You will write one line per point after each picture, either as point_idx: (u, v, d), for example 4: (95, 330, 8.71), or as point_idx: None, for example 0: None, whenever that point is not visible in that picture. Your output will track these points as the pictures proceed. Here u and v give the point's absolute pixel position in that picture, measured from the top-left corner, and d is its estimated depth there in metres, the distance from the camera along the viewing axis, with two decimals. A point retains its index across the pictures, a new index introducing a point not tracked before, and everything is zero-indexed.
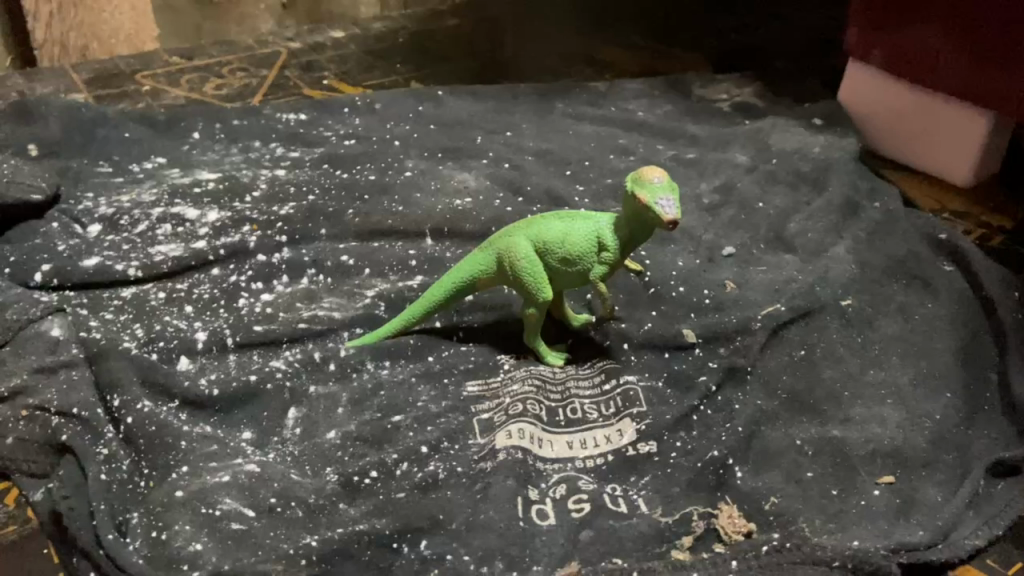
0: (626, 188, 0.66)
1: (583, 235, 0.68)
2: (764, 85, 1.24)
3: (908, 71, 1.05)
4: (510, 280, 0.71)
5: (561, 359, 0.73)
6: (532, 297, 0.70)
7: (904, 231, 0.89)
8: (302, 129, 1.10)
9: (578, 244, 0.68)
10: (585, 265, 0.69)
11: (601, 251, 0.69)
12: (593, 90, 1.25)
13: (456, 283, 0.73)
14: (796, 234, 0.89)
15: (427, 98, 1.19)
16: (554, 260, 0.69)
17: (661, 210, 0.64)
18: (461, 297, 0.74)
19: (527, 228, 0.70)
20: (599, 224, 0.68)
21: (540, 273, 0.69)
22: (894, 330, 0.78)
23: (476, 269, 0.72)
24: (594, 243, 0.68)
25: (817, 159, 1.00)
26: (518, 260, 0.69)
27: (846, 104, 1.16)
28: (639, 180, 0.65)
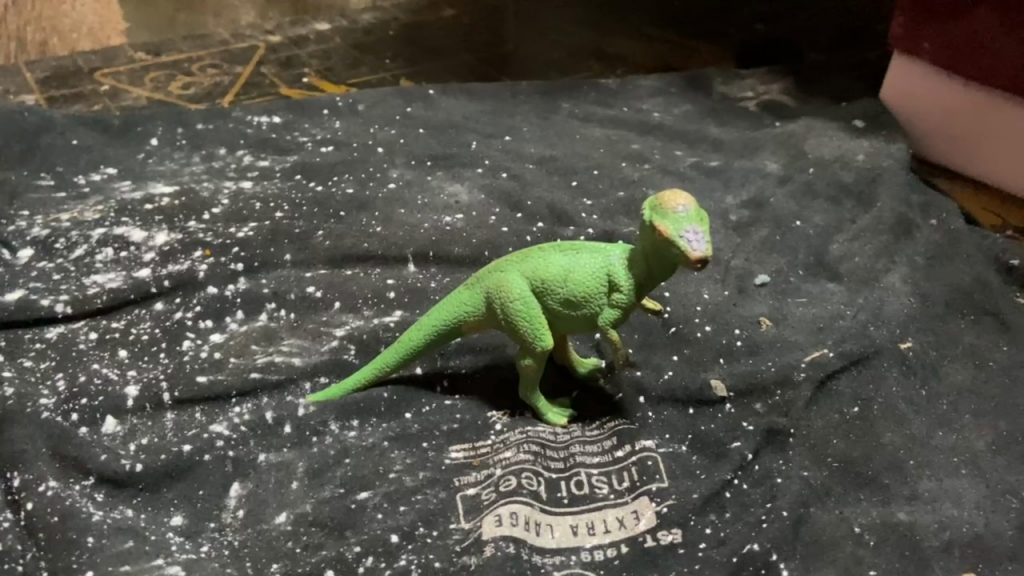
0: (643, 218, 0.54)
1: (591, 272, 0.55)
2: (794, 82, 1.11)
3: (965, 68, 0.92)
4: (502, 325, 0.58)
5: (564, 416, 0.61)
6: (528, 345, 0.57)
7: (968, 254, 0.76)
8: (275, 134, 0.98)
9: (584, 283, 0.55)
10: (592, 308, 0.56)
11: (612, 292, 0.56)
12: (604, 87, 1.12)
13: (438, 326, 0.60)
14: (840, 260, 0.76)
15: (417, 98, 1.07)
16: (555, 301, 0.56)
17: (688, 244, 0.51)
18: (443, 342, 0.62)
19: (522, 262, 0.57)
20: (610, 259, 0.56)
21: (538, 318, 0.56)
22: (964, 379, 0.65)
23: (462, 310, 0.59)
24: (604, 282, 0.56)
25: (861, 168, 0.87)
26: (511, 302, 0.56)
27: (889, 102, 1.02)
28: (658, 207, 0.53)
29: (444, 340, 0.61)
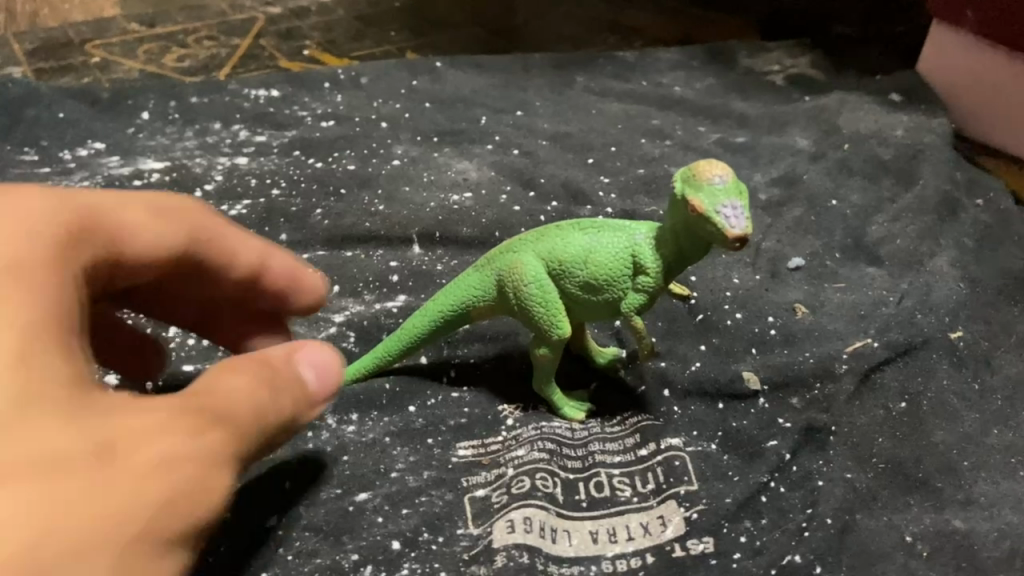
0: (674, 190, 0.48)
1: (613, 254, 0.50)
2: (821, 55, 1.06)
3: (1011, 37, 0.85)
4: (515, 311, 0.53)
5: (581, 411, 0.56)
6: (543, 334, 0.52)
7: (1019, 237, 0.70)
8: (272, 108, 0.92)
9: (605, 267, 0.50)
10: (614, 292, 0.51)
11: (637, 275, 0.50)
12: (621, 60, 1.06)
13: (444, 312, 0.55)
14: (879, 242, 0.70)
15: (423, 71, 1.01)
16: (574, 286, 0.51)
17: (724, 221, 0.46)
18: (450, 330, 0.57)
19: (537, 242, 0.52)
20: (635, 238, 0.50)
21: (555, 304, 0.51)
22: (1020, 372, 0.59)
23: (471, 295, 0.54)
24: (628, 264, 0.50)
25: (901, 144, 0.81)
26: (525, 286, 0.51)
27: (927, 76, 0.96)
28: (692, 178, 0.47)
29: (449, 330, 0.56)
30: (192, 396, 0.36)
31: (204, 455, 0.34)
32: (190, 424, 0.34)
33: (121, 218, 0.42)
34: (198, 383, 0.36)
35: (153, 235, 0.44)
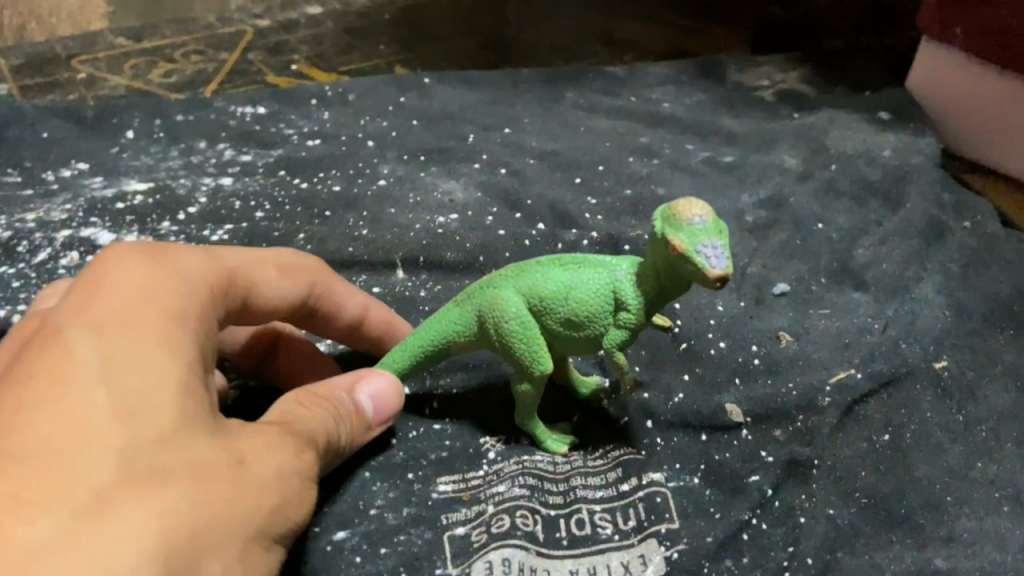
0: (654, 231, 0.48)
1: (595, 291, 0.50)
2: (810, 70, 1.06)
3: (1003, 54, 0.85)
4: (496, 346, 0.52)
5: (565, 444, 0.55)
6: (524, 367, 0.52)
7: (1006, 261, 0.70)
8: (259, 126, 0.92)
9: (587, 302, 0.49)
10: (596, 326, 0.50)
11: (619, 311, 0.50)
12: (610, 75, 1.05)
13: (427, 345, 0.55)
14: (866, 267, 0.70)
15: (411, 87, 1.01)
16: (555, 321, 0.50)
17: (704, 260, 0.45)
18: (432, 363, 0.56)
19: (517, 277, 0.51)
20: (617, 274, 0.50)
21: (536, 339, 0.51)
22: (1005, 403, 0.59)
23: (452, 329, 0.54)
24: (609, 299, 0.50)
25: (888, 165, 0.81)
26: (506, 321, 0.51)
27: (916, 94, 0.95)
28: (670, 219, 0.47)
29: (432, 362, 0.56)
30: (252, 458, 0.44)
31: (260, 510, 0.43)
32: (253, 486, 0.43)
33: (252, 278, 0.53)
34: (259, 445, 0.45)
35: (278, 290, 0.55)
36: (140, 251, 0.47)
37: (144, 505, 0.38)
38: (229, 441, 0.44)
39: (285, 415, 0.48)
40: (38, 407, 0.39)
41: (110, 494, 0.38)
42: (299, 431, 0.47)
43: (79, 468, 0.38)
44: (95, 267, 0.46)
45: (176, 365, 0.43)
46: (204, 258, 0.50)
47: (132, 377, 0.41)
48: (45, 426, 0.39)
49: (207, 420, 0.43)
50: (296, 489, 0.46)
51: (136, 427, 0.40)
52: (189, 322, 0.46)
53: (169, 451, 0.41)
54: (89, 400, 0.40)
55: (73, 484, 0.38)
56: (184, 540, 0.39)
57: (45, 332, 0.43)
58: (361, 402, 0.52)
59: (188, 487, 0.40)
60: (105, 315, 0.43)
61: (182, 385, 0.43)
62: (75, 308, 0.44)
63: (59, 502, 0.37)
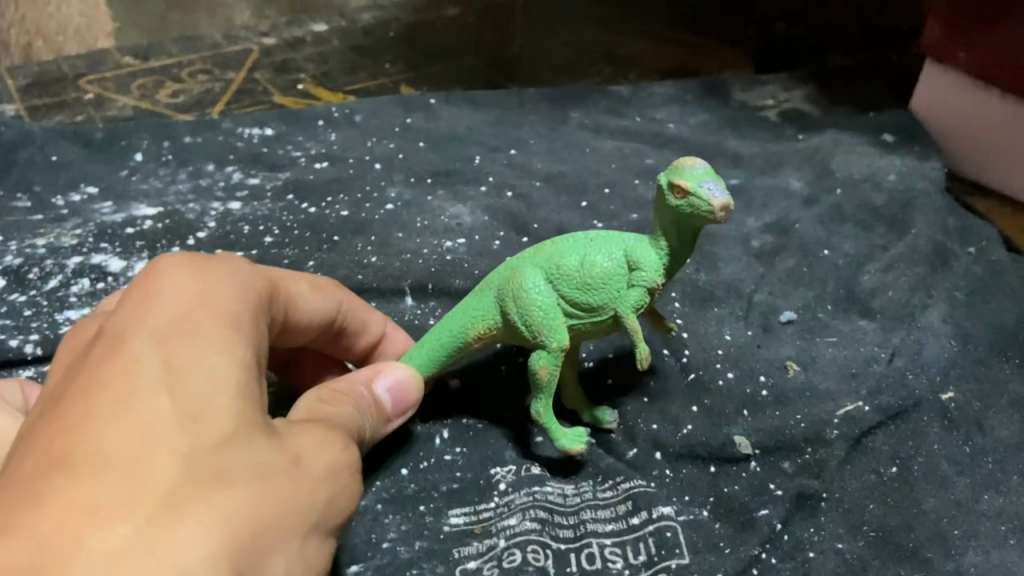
0: (658, 186, 0.51)
1: (608, 257, 0.52)
2: (814, 90, 1.07)
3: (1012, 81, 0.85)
4: (515, 326, 0.53)
5: (581, 441, 0.55)
6: (542, 345, 0.52)
7: (1011, 289, 0.70)
8: (267, 148, 0.93)
9: (601, 263, 0.52)
10: (611, 294, 0.52)
11: (634, 273, 0.52)
12: (615, 94, 1.06)
13: (445, 336, 0.56)
14: (872, 293, 0.71)
15: (417, 108, 1.01)
16: (572, 291, 0.52)
17: (708, 194, 0.49)
18: (450, 360, 0.57)
19: (532, 256, 0.54)
20: (627, 242, 0.53)
21: (555, 309, 0.52)
22: (1011, 434, 0.59)
23: (470, 318, 0.55)
24: (622, 263, 0.52)
25: (893, 190, 0.81)
26: (525, 293, 0.52)
27: (920, 116, 0.96)
28: (672, 171, 0.51)
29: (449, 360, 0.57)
30: (308, 458, 0.42)
31: (320, 511, 0.40)
32: (314, 487, 0.40)
33: (291, 292, 0.54)
34: (312, 445, 0.42)
35: (314, 305, 0.56)
36: (193, 262, 0.46)
37: (215, 505, 0.35)
38: (286, 440, 0.41)
39: (312, 409, 0.47)
40: (98, 414, 0.37)
41: (176, 494, 0.35)
42: (330, 422, 0.46)
43: (141, 470, 0.35)
44: (147, 278, 0.44)
45: (234, 369, 0.41)
46: (251, 270, 0.49)
47: (189, 379, 0.39)
48: (105, 433, 0.36)
49: (263, 421, 0.41)
50: (351, 487, 0.43)
51: (196, 428, 0.38)
52: (245, 328, 0.44)
53: (231, 453, 0.38)
54: (151, 406, 0.37)
55: (139, 487, 0.34)
56: (253, 544, 0.36)
57: (102, 339, 0.41)
58: (379, 395, 0.53)
59: (253, 486, 0.37)
60: (162, 323, 0.41)
61: (241, 388, 0.41)
62: (132, 316, 0.42)
63: (126, 508, 0.34)
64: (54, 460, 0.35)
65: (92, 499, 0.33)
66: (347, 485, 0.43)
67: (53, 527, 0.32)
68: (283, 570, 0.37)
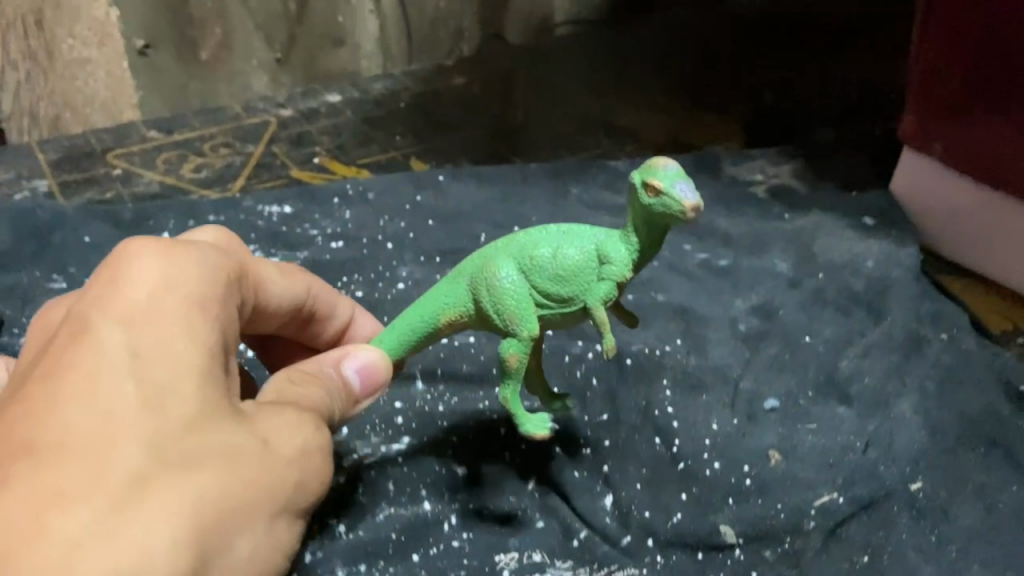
0: (632, 181, 0.54)
1: (579, 251, 0.55)
2: (801, 165, 1.13)
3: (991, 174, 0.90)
4: (485, 312, 0.56)
5: (544, 428, 0.59)
6: (513, 333, 0.55)
7: (978, 378, 0.76)
8: (285, 227, 0.99)
9: (572, 258, 0.55)
10: (582, 288, 0.55)
11: (603, 266, 0.55)
12: (612, 169, 1.12)
13: (419, 319, 0.59)
14: (851, 380, 0.76)
15: (427, 185, 1.07)
16: (542, 282, 0.55)
17: (679, 195, 0.52)
18: (422, 341, 0.60)
19: (506, 246, 0.57)
20: (599, 237, 0.56)
21: (525, 299, 0.55)
22: (975, 523, 0.64)
23: (442, 303, 0.58)
24: (593, 257, 0.55)
25: (871, 276, 0.87)
26: (497, 282, 0.55)
27: (898, 194, 1.02)
28: (646, 168, 0.53)
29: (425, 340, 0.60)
30: (272, 439, 0.48)
31: (283, 487, 0.47)
32: (275, 463, 0.47)
33: (260, 276, 0.60)
34: (277, 426, 0.49)
35: (280, 288, 0.63)
36: (161, 244, 0.50)
37: (179, 487, 0.41)
38: (249, 424, 0.47)
39: (287, 392, 0.54)
40: (71, 402, 0.42)
41: (142, 479, 0.41)
42: (300, 404, 0.53)
43: (112, 457, 0.41)
44: (114, 262, 0.49)
45: (198, 356, 0.47)
46: (219, 254, 0.54)
47: (155, 370, 0.45)
48: (75, 421, 0.42)
49: (225, 405, 0.47)
50: (312, 462, 0.50)
51: (162, 417, 0.43)
52: (212, 314, 0.50)
53: (195, 437, 0.44)
54: (119, 393, 0.43)
55: (109, 470, 0.40)
56: (216, 520, 0.42)
57: (71, 326, 0.46)
58: (348, 376, 0.58)
59: (215, 467, 0.43)
60: (131, 310, 0.47)
61: (204, 374, 0.46)
62: (103, 302, 0.47)
63: (93, 492, 0.39)
64: (27, 446, 0.40)
65: (64, 481, 0.39)
66: (311, 462, 0.50)
67: (32, 504, 0.38)
68: (243, 538, 0.44)
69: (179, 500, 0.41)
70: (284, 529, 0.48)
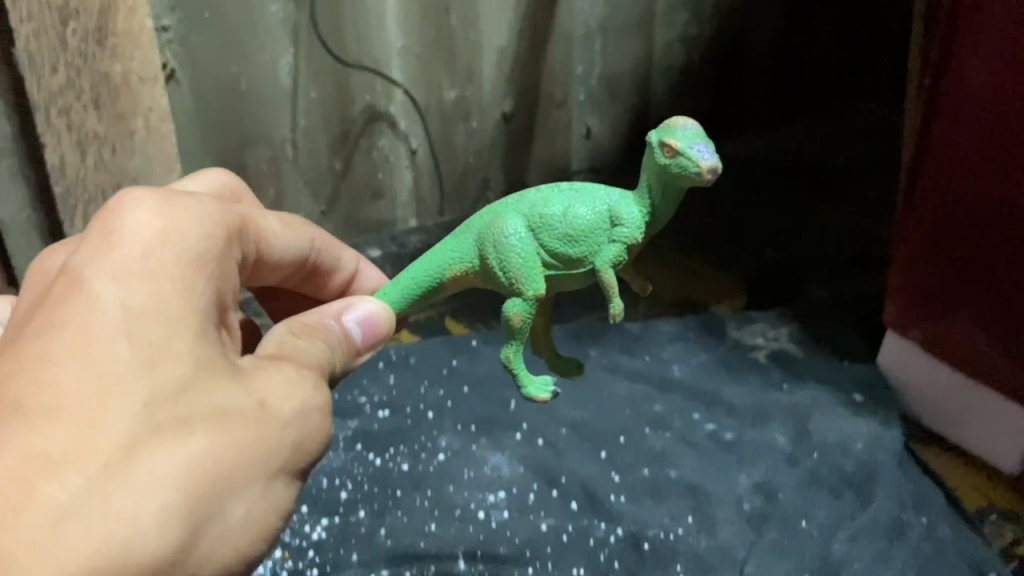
0: (653, 138, 0.62)
1: (588, 212, 0.64)
2: (798, 326, 1.25)
3: (978, 368, 1.01)
4: (496, 264, 0.65)
5: (546, 392, 0.67)
6: (520, 292, 0.64)
7: (951, 565, 0.88)
8: (337, 394, 1.12)
9: (582, 218, 0.63)
10: (595, 244, 0.63)
11: (611, 230, 0.64)
12: (628, 332, 1.24)
13: (437, 268, 0.69)
14: (843, 565, 0.88)
15: (462, 349, 1.19)
16: (551, 241, 0.64)
17: (696, 155, 0.60)
18: (438, 288, 0.70)
19: (519, 204, 0.66)
20: (609, 199, 0.65)
21: (534, 258, 0.64)
22: None
23: (460, 256, 0.68)
24: (606, 217, 0.64)
25: (861, 457, 0.99)
26: (508, 239, 0.64)
27: (884, 369, 1.14)
28: (667, 126, 0.61)
29: (444, 284, 0.70)
30: (271, 400, 0.52)
31: (280, 448, 0.51)
32: (270, 425, 0.50)
33: (260, 227, 0.67)
34: (276, 384, 0.53)
35: (282, 244, 0.70)
36: (155, 198, 0.54)
37: (170, 455, 0.45)
38: (250, 386, 0.51)
39: (286, 347, 0.57)
40: (66, 358, 0.46)
41: (134, 444, 0.44)
42: (302, 360, 0.57)
43: (105, 421, 0.44)
44: (113, 218, 0.53)
45: (189, 316, 0.50)
46: (212, 207, 0.57)
47: (150, 330, 0.48)
48: (70, 382, 0.45)
49: (221, 368, 0.50)
50: (313, 423, 0.54)
51: (158, 379, 0.47)
52: (203, 270, 0.54)
53: (189, 401, 0.47)
54: (115, 352, 0.47)
55: (100, 437, 0.44)
56: (208, 487, 0.46)
57: (70, 281, 0.50)
58: (349, 325, 0.64)
59: (209, 432, 0.47)
60: (125, 267, 0.50)
61: (196, 334, 0.50)
62: (97, 256, 0.51)
63: (79, 459, 0.43)
64: (17, 405, 0.44)
65: (51, 443, 0.43)
66: (308, 423, 0.53)
67: (21, 471, 0.42)
68: (240, 503, 0.48)
69: (172, 466, 0.45)
70: (282, 491, 0.52)
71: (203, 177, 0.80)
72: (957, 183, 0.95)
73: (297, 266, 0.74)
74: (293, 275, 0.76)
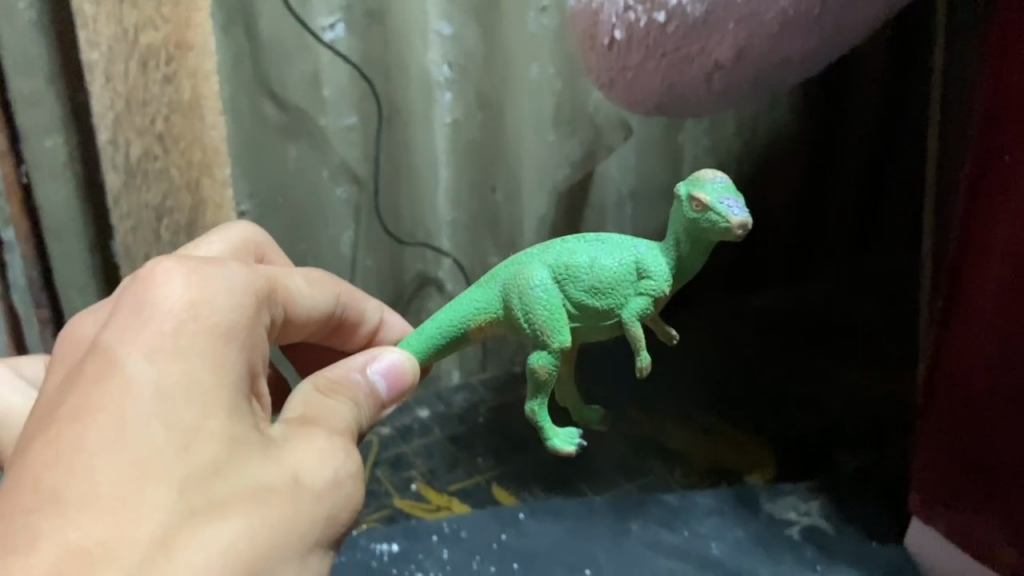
0: (689, 191, 0.81)
1: (614, 266, 0.85)
2: (828, 498, 1.31)
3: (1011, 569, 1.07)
4: (527, 309, 0.85)
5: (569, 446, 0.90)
6: (546, 342, 0.85)
7: None
8: (395, 568, 1.20)
9: (606, 271, 0.84)
10: (624, 297, 0.85)
11: (637, 279, 0.85)
12: (667, 503, 1.31)
13: (475, 311, 0.90)
14: None
15: (511, 523, 1.26)
16: (582, 289, 0.85)
17: (726, 211, 0.79)
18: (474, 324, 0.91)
19: (548, 260, 0.86)
20: (639, 251, 0.86)
21: (560, 306, 0.85)
22: None
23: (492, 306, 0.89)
24: (631, 271, 0.85)
25: None
26: (537, 293, 0.85)
27: (910, 549, 1.20)
28: (699, 184, 0.81)
29: (473, 328, 0.92)
30: (303, 475, 0.69)
31: (314, 514, 0.69)
32: (302, 497, 0.68)
33: (289, 292, 0.88)
34: (310, 453, 0.72)
35: (316, 302, 0.95)
36: (183, 284, 0.71)
37: (212, 532, 0.60)
38: (283, 465, 0.69)
39: (330, 399, 0.80)
40: (105, 447, 0.60)
41: (181, 522, 0.59)
42: (343, 408, 0.81)
43: (152, 503, 0.59)
44: (143, 308, 0.69)
45: (222, 390, 0.67)
46: (234, 285, 0.75)
47: (186, 415, 0.64)
48: (111, 466, 0.59)
49: (245, 448, 0.66)
50: (343, 488, 0.73)
51: (194, 464, 0.62)
52: (230, 342, 0.71)
53: (222, 483, 0.63)
54: (156, 438, 0.62)
55: (150, 518, 0.58)
56: (248, 556, 0.62)
57: (106, 369, 0.65)
58: (373, 374, 0.88)
59: (245, 512, 0.63)
60: (157, 350, 0.66)
61: (226, 411, 0.66)
62: (128, 340, 0.66)
63: (137, 540, 0.57)
64: (66, 492, 0.57)
65: (107, 525, 0.56)
66: (340, 491, 0.72)
67: (83, 549, 0.55)
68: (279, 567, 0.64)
69: (212, 540, 0.60)
70: (316, 558, 0.69)
71: (230, 240, 1.04)
72: (999, 402, 1.02)
73: (327, 319, 0.99)
74: (323, 327, 1.01)
